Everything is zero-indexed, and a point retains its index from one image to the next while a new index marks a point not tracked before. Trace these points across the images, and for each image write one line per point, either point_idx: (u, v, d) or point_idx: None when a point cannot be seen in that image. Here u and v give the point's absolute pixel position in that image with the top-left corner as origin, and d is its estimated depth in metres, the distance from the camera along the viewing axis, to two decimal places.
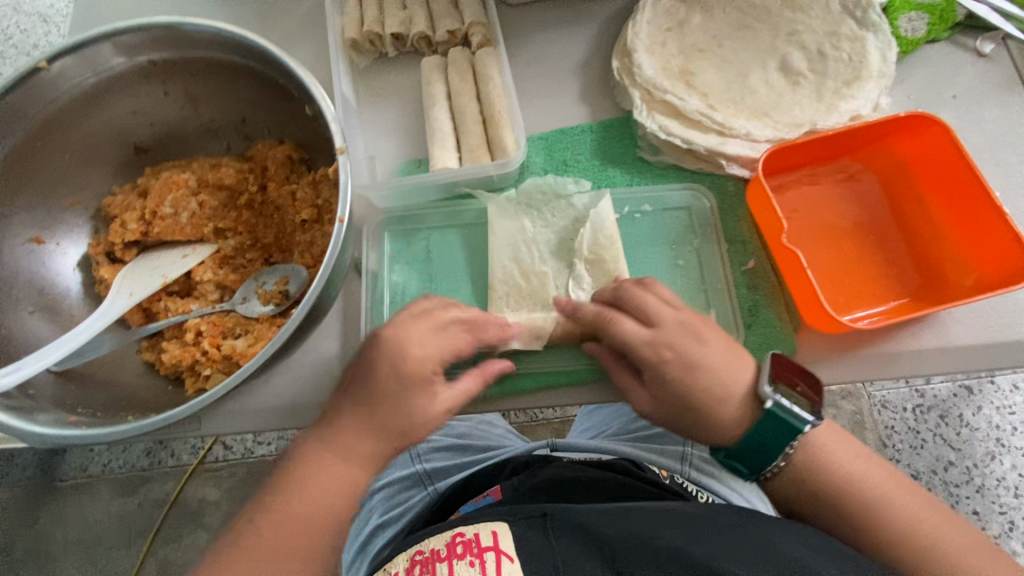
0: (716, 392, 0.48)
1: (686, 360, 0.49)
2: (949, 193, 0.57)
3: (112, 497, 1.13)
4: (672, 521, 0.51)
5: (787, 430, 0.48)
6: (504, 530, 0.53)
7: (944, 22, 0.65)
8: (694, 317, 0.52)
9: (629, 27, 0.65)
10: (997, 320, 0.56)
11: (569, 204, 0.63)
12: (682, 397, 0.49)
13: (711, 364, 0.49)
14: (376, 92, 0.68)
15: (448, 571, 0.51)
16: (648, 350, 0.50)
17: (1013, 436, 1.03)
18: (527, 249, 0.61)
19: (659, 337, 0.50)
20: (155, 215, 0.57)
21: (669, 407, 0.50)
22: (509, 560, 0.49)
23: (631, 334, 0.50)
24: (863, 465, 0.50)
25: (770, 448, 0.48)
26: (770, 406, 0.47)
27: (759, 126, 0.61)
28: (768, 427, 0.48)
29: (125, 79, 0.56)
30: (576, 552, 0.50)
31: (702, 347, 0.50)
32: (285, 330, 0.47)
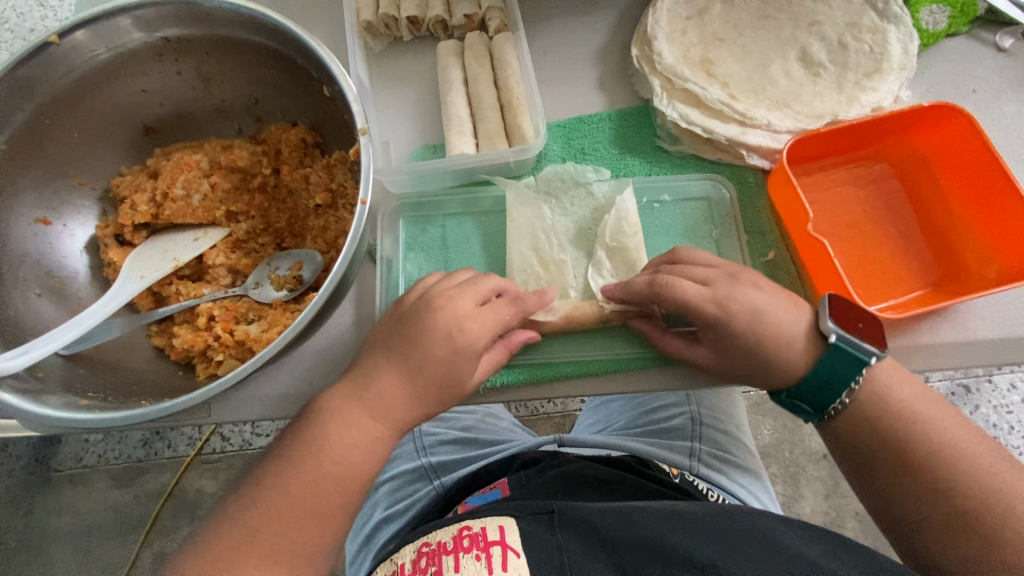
0: (783, 334, 0.49)
1: (753, 308, 0.49)
2: (972, 184, 0.56)
3: (108, 488, 1.12)
4: (680, 521, 0.50)
5: (854, 365, 0.48)
6: (512, 525, 0.52)
7: (965, 16, 0.65)
8: (744, 270, 0.53)
9: (649, 14, 0.65)
10: (1016, 315, 0.55)
11: (589, 193, 0.62)
12: (753, 341, 0.49)
13: (773, 308, 0.50)
14: (391, 76, 0.67)
15: (454, 564, 0.50)
16: (711, 304, 0.50)
17: (1010, 435, 1.05)
18: (546, 238, 0.60)
19: (718, 291, 0.50)
20: (166, 196, 0.56)
21: (735, 358, 0.50)
22: (516, 556, 0.49)
23: (690, 293, 0.51)
24: (929, 408, 0.48)
25: (836, 385, 0.48)
26: (835, 340, 0.48)
27: (780, 117, 0.61)
28: (835, 364, 0.48)
29: (137, 55, 0.54)
30: (582, 553, 0.49)
31: (761, 292, 0.50)
32: (305, 313, 0.45)
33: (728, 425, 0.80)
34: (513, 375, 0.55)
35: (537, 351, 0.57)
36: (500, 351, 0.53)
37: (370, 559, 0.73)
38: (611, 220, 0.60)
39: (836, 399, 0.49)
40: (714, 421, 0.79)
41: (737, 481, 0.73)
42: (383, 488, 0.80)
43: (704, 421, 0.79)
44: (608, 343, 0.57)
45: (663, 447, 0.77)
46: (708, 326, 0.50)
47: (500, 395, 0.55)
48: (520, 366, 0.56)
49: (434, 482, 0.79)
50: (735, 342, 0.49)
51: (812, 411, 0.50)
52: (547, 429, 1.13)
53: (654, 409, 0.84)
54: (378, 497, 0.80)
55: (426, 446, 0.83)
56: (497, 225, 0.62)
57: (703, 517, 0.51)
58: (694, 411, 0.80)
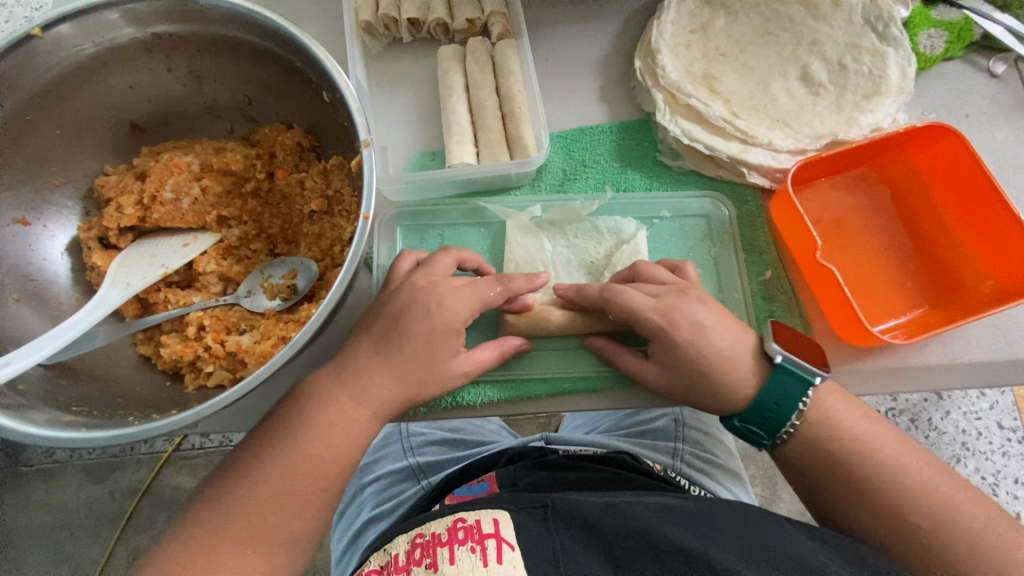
0: (726, 356, 0.50)
1: (694, 322, 0.51)
2: (966, 201, 0.58)
3: (81, 483, 1.09)
4: (671, 518, 0.50)
5: (796, 389, 0.49)
6: (506, 518, 0.51)
7: (961, 41, 0.66)
8: (695, 288, 0.54)
9: (653, 27, 0.64)
10: (1003, 338, 0.57)
11: (595, 227, 0.61)
12: (695, 362, 0.50)
13: (718, 326, 0.51)
14: (390, 79, 0.65)
15: (449, 556, 0.48)
16: (657, 315, 0.51)
17: (978, 440, 1.10)
18: (544, 271, 0.60)
19: (664, 303, 0.52)
20: (155, 199, 0.54)
21: (676, 371, 0.51)
22: (511, 548, 0.48)
23: (636, 303, 0.52)
24: (870, 425, 0.50)
25: (783, 406, 0.50)
26: (780, 360, 0.50)
27: (780, 136, 0.61)
28: (782, 385, 0.50)
29: (125, 52, 0.52)
30: (576, 545, 0.48)
31: (703, 309, 0.51)
32: (303, 331, 0.43)
33: (712, 426, 0.80)
34: (501, 384, 0.55)
35: (529, 360, 0.57)
36: (491, 351, 0.53)
37: (357, 557, 0.73)
38: (623, 257, 0.59)
39: (785, 423, 0.50)
40: (700, 424, 0.79)
41: (725, 485, 0.73)
42: (369, 488, 0.80)
43: (688, 422, 0.79)
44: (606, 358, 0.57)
45: (647, 449, 0.78)
46: (654, 338, 0.51)
47: (497, 409, 0.55)
48: (516, 381, 0.56)
49: (422, 482, 0.79)
50: (679, 355, 0.50)
51: (764, 435, 0.51)
52: (532, 429, 1.13)
53: (639, 412, 0.85)
54: (365, 497, 0.79)
55: (413, 446, 0.83)
56: (499, 248, 0.61)
57: (698, 516, 0.50)
58: (677, 414, 0.81)
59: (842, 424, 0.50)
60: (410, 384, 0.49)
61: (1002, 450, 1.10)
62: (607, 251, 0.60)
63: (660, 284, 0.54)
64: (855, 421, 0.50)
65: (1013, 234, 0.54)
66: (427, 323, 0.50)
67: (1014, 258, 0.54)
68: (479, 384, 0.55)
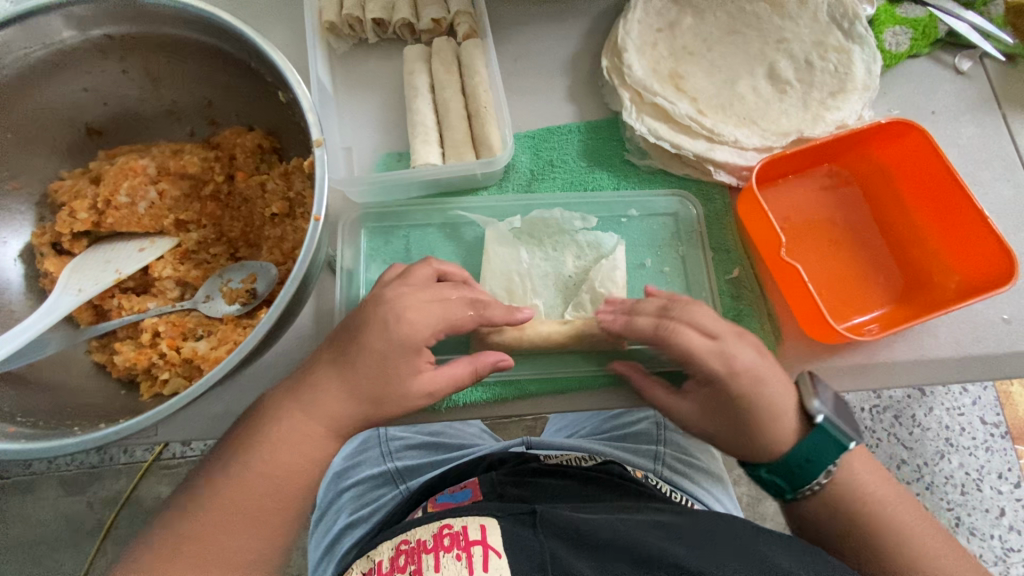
0: (776, 410, 0.49)
1: (752, 373, 0.49)
2: (932, 197, 0.58)
3: (58, 495, 1.07)
4: (655, 530, 0.51)
5: (836, 449, 0.49)
6: (494, 526, 0.50)
7: (926, 38, 0.66)
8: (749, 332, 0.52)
9: (620, 26, 0.64)
10: (970, 334, 0.57)
11: (575, 241, 0.61)
12: (739, 414, 0.49)
13: (773, 376, 0.50)
14: (355, 80, 0.64)
15: (434, 563, 0.49)
16: (716, 362, 0.49)
17: (961, 436, 1.14)
18: (520, 283, 0.59)
19: (726, 347, 0.50)
20: (109, 204, 0.53)
21: (719, 417, 0.50)
22: (497, 555, 0.47)
23: (695, 348, 0.49)
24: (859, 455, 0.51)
25: (815, 464, 0.49)
26: (821, 421, 0.49)
27: (747, 134, 0.61)
28: (818, 443, 0.49)
29: (75, 54, 0.51)
30: (565, 552, 0.48)
31: (761, 359, 0.50)
32: (252, 335, 0.42)
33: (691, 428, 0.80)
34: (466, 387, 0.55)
35: None
36: (464, 366, 0.50)
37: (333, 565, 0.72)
38: (601, 272, 0.58)
39: (813, 481, 0.49)
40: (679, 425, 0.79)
41: (704, 486, 0.73)
42: (347, 493, 0.79)
43: (667, 425, 0.79)
44: (576, 360, 0.57)
45: (628, 452, 0.77)
46: (708, 381, 0.50)
47: (464, 413, 0.55)
48: (483, 385, 0.55)
49: (400, 487, 0.78)
50: (732, 403, 0.49)
51: (788, 488, 0.50)
52: (517, 432, 1.12)
53: (619, 415, 0.84)
54: (342, 503, 0.78)
55: (391, 450, 0.82)
56: (474, 258, 0.60)
57: (684, 530, 0.51)
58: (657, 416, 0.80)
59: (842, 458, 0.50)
60: (372, 388, 0.48)
61: (985, 446, 1.14)
62: (587, 265, 0.60)
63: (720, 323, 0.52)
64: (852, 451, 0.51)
65: (978, 230, 0.54)
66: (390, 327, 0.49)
67: (979, 254, 0.55)
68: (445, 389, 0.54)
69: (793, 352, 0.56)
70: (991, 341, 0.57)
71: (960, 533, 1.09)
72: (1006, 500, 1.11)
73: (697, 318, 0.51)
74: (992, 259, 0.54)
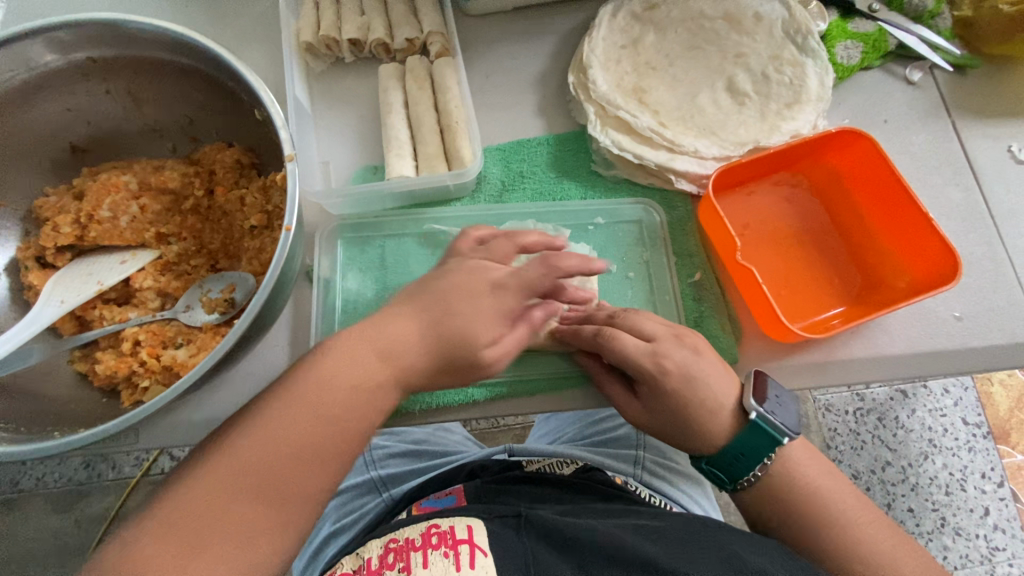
0: (710, 405, 0.52)
1: (685, 371, 0.52)
2: (882, 201, 0.61)
3: (46, 512, 1.07)
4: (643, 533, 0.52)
5: (768, 443, 0.52)
6: (480, 526, 0.53)
7: (876, 52, 0.69)
8: (688, 333, 0.56)
9: (585, 43, 0.67)
10: (923, 331, 0.59)
11: None
12: (676, 410, 0.52)
13: (710, 373, 0.53)
14: (333, 97, 0.67)
15: (422, 560, 0.51)
16: (649, 360, 0.52)
17: (944, 437, 1.16)
18: None
19: (659, 349, 0.53)
20: (91, 218, 0.55)
21: (664, 416, 0.53)
22: (483, 554, 0.50)
23: (631, 350, 0.53)
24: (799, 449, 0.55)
25: (749, 457, 0.52)
26: (755, 418, 0.51)
27: (706, 144, 0.64)
28: (752, 439, 0.52)
29: (59, 75, 0.53)
30: (549, 555, 0.50)
31: (698, 359, 0.53)
32: (225, 341, 0.44)
33: None
34: (438, 392, 0.57)
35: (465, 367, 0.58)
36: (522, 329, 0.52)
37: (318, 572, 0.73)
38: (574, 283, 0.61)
39: (748, 472, 0.53)
40: None
41: (682, 488, 0.73)
42: (330, 502, 0.79)
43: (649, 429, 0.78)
44: (546, 362, 0.59)
45: (608, 457, 0.77)
46: (645, 381, 0.53)
47: (437, 415, 0.57)
48: (454, 388, 0.57)
49: (384, 494, 0.79)
50: (668, 400, 0.52)
51: (726, 479, 0.54)
52: (506, 441, 1.13)
53: (601, 418, 0.84)
54: (328, 512, 0.79)
55: (375, 459, 0.82)
56: None
57: (666, 529, 0.52)
58: None
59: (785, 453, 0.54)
60: None
61: (968, 446, 1.16)
62: None
63: (661, 327, 0.55)
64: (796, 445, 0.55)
65: (923, 231, 0.57)
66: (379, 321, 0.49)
67: (926, 254, 0.57)
68: (418, 393, 0.56)
69: (753, 351, 0.58)
70: (943, 337, 0.59)
71: (946, 533, 1.10)
72: (989, 500, 1.13)
73: (637, 325, 0.55)
74: (939, 259, 0.56)
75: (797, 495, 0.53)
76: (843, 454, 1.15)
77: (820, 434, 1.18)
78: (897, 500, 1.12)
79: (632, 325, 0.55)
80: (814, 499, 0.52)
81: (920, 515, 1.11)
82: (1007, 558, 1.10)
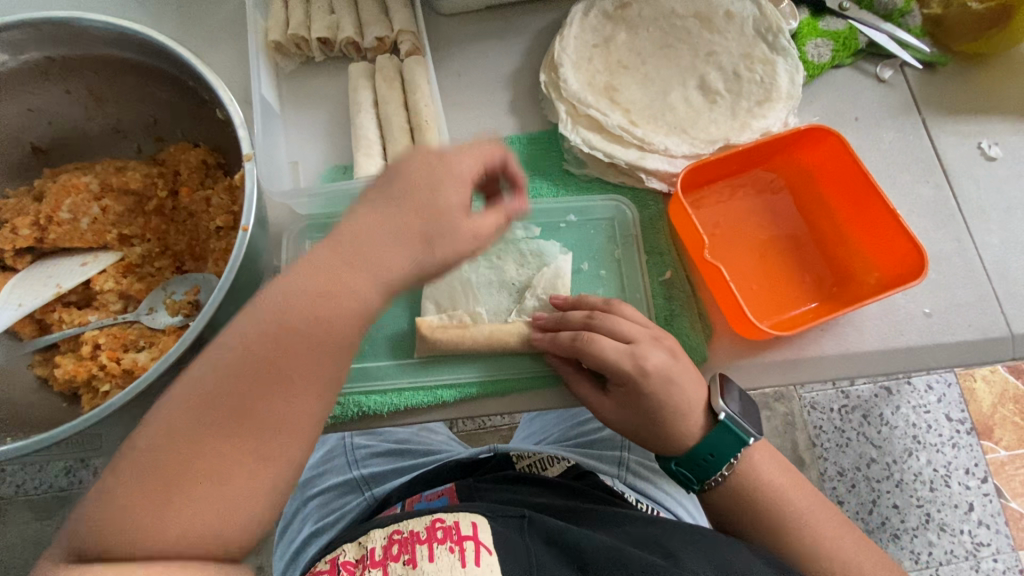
0: (683, 407, 0.52)
1: (663, 373, 0.52)
2: (851, 198, 0.61)
3: (29, 519, 1.05)
4: (637, 539, 0.52)
5: (735, 443, 0.53)
6: (485, 524, 0.52)
7: (847, 50, 0.70)
8: (666, 335, 0.55)
9: (556, 42, 0.67)
10: (892, 327, 0.60)
11: (520, 251, 0.63)
12: (649, 411, 0.52)
13: (685, 376, 0.53)
14: (303, 97, 0.67)
15: (427, 554, 0.49)
16: (628, 361, 0.52)
17: (928, 433, 1.17)
18: (463, 292, 0.61)
19: (637, 350, 0.52)
20: (51, 220, 0.54)
21: (636, 415, 0.53)
22: (488, 552, 0.48)
23: (609, 351, 0.52)
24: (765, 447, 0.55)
25: (717, 458, 0.53)
26: (723, 418, 0.52)
27: (677, 142, 0.64)
28: (719, 439, 0.52)
29: (18, 77, 0.52)
30: (550, 559, 0.49)
31: (675, 362, 0.53)
32: (180, 342, 0.44)
33: None
34: (411, 393, 0.56)
35: (437, 366, 0.58)
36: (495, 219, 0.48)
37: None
38: (545, 279, 0.61)
39: (716, 472, 0.53)
40: None
41: (661, 489, 0.73)
42: (312, 502, 0.78)
43: None
44: (516, 363, 0.58)
45: (590, 458, 0.76)
46: (623, 384, 0.52)
47: (406, 417, 0.57)
48: (425, 389, 0.57)
49: (363, 496, 0.78)
50: (643, 402, 0.52)
51: (694, 479, 0.54)
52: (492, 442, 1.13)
53: (586, 420, 0.83)
54: (307, 512, 0.78)
55: (357, 459, 0.81)
56: None
57: (663, 538, 0.53)
58: None
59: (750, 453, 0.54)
60: None
61: (951, 442, 1.17)
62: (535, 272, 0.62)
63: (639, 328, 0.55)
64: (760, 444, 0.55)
65: (891, 228, 0.57)
66: None
67: (894, 250, 0.58)
68: (386, 394, 0.56)
69: (722, 349, 0.58)
70: (912, 333, 0.59)
71: (930, 529, 1.11)
72: (973, 495, 1.14)
73: (616, 325, 0.54)
74: (906, 255, 0.57)
75: (763, 493, 0.53)
76: (828, 452, 1.16)
77: (806, 432, 1.18)
78: (881, 497, 1.13)
79: (610, 325, 0.54)
80: (779, 498, 0.53)
81: (904, 512, 1.12)
82: (991, 553, 1.11)
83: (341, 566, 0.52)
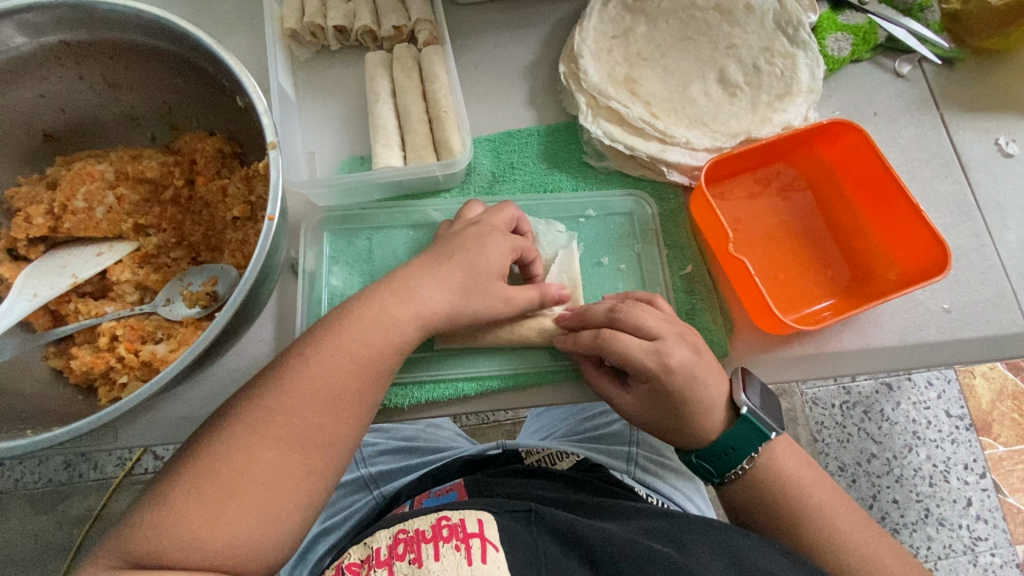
0: (706, 402, 0.52)
1: (688, 371, 0.51)
2: (871, 194, 0.61)
3: (27, 514, 1.04)
4: (652, 533, 0.52)
5: (757, 436, 0.53)
6: (491, 519, 0.51)
7: (866, 44, 0.69)
8: (688, 330, 0.54)
9: (576, 33, 0.66)
10: (911, 322, 0.60)
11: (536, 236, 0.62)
12: (671, 407, 0.52)
13: (710, 373, 0.52)
14: (319, 86, 0.66)
15: (433, 552, 0.48)
16: (652, 359, 0.51)
17: (928, 429, 1.18)
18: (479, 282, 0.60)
19: (662, 347, 0.51)
20: (65, 209, 0.53)
21: (657, 409, 0.53)
22: (494, 548, 0.48)
23: (633, 350, 0.51)
24: (784, 443, 0.55)
25: (739, 451, 0.53)
26: (746, 412, 0.52)
27: (698, 135, 0.63)
28: (741, 432, 0.53)
29: (32, 61, 0.51)
30: (558, 553, 0.49)
31: (700, 358, 0.52)
32: (207, 334, 0.43)
33: None
34: (430, 386, 0.56)
35: (455, 359, 0.57)
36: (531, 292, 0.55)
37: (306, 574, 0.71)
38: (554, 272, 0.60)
39: (737, 465, 0.53)
40: None
41: (673, 484, 0.73)
42: None
43: None
44: (534, 356, 0.58)
45: (602, 453, 0.76)
46: (646, 380, 0.52)
47: (426, 410, 0.56)
48: (445, 382, 0.56)
49: (374, 492, 0.77)
50: (666, 399, 0.52)
51: (715, 472, 0.54)
52: (495, 437, 1.13)
53: (595, 413, 0.83)
54: None
55: (365, 456, 0.80)
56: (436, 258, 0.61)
57: (676, 532, 0.52)
58: None
59: (770, 448, 0.54)
60: None
61: (951, 438, 1.18)
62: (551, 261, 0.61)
63: (665, 324, 0.53)
64: (780, 440, 0.55)
65: (914, 223, 0.57)
66: (373, 310, 0.49)
67: (915, 246, 0.58)
68: (405, 387, 0.55)
69: (743, 344, 0.58)
70: (931, 329, 0.59)
71: (930, 524, 1.12)
72: (971, 490, 1.15)
73: (644, 323, 0.52)
74: (927, 251, 0.57)
75: (783, 488, 0.53)
76: (830, 447, 1.17)
77: (807, 428, 1.19)
78: (881, 491, 1.13)
79: (639, 319, 0.53)
80: (799, 494, 0.53)
81: (904, 506, 1.13)
82: (989, 548, 1.12)
83: (347, 569, 0.52)
